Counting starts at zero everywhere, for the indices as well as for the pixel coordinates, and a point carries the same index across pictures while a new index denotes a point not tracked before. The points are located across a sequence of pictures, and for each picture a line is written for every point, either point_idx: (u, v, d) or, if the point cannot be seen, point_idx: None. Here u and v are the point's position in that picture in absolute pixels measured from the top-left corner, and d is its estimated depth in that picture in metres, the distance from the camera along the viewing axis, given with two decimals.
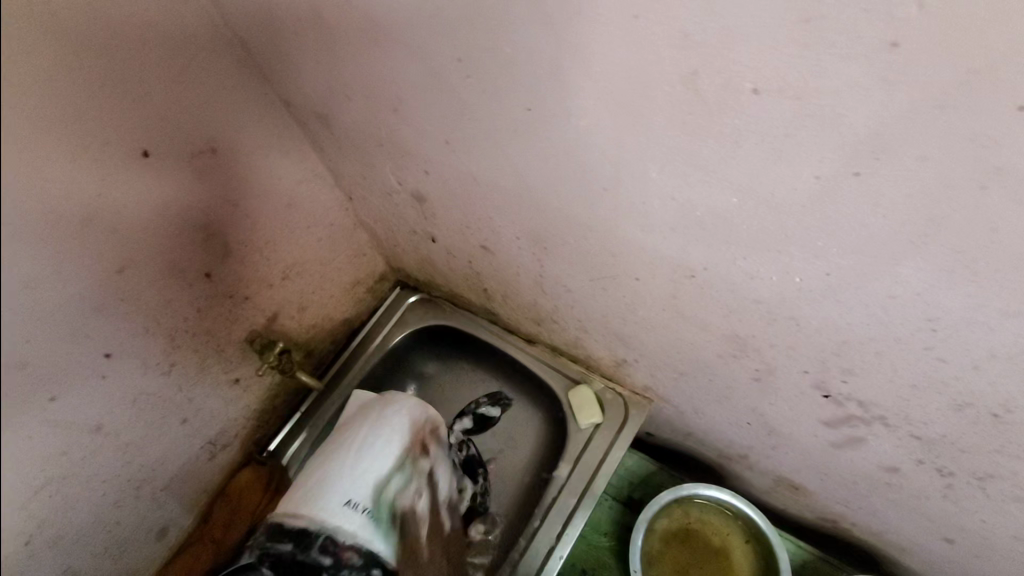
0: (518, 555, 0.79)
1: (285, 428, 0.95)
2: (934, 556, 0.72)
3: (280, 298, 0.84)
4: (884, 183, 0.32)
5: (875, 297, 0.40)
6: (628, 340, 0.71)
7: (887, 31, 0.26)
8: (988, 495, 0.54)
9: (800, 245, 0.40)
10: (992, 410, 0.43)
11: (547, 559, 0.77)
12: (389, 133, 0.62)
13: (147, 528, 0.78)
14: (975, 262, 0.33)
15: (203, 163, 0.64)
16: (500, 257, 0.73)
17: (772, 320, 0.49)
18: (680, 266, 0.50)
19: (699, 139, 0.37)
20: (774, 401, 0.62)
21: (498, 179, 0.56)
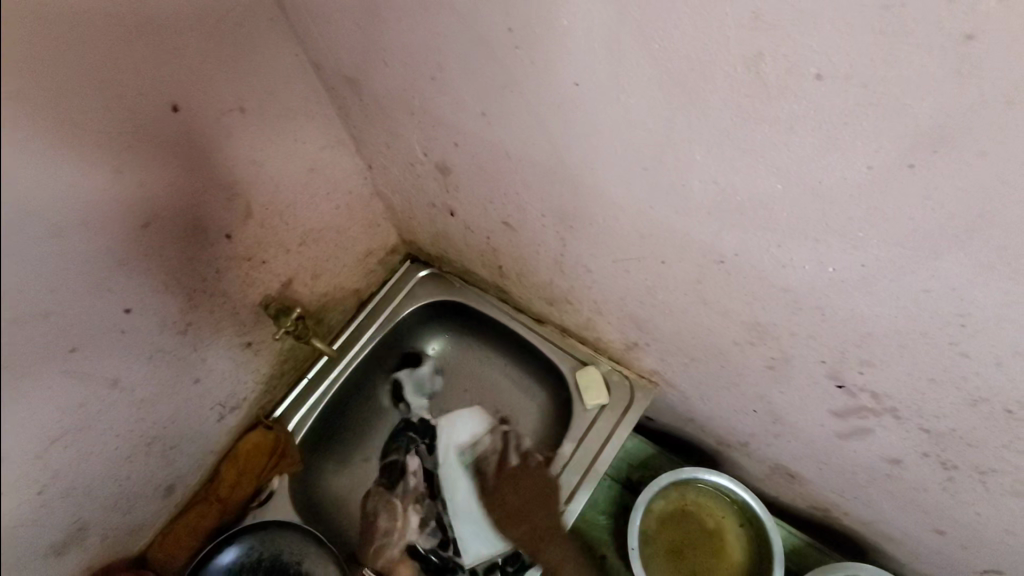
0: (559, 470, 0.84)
1: (292, 393, 0.96)
2: (922, 547, 0.75)
3: (297, 263, 0.84)
4: (938, 176, 0.33)
5: (906, 289, 0.41)
6: (644, 323, 0.72)
7: (967, 23, 0.26)
8: (988, 489, 0.56)
9: (838, 234, 0.40)
10: (1006, 407, 0.45)
11: (584, 479, 0.83)
12: (422, 102, 0.62)
13: (153, 484, 0.79)
14: (1017, 259, 0.34)
15: (230, 122, 0.63)
16: (520, 234, 0.74)
17: (796, 309, 0.50)
18: (710, 251, 0.51)
19: (754, 123, 0.37)
20: (785, 390, 0.64)
21: (532, 154, 0.56)
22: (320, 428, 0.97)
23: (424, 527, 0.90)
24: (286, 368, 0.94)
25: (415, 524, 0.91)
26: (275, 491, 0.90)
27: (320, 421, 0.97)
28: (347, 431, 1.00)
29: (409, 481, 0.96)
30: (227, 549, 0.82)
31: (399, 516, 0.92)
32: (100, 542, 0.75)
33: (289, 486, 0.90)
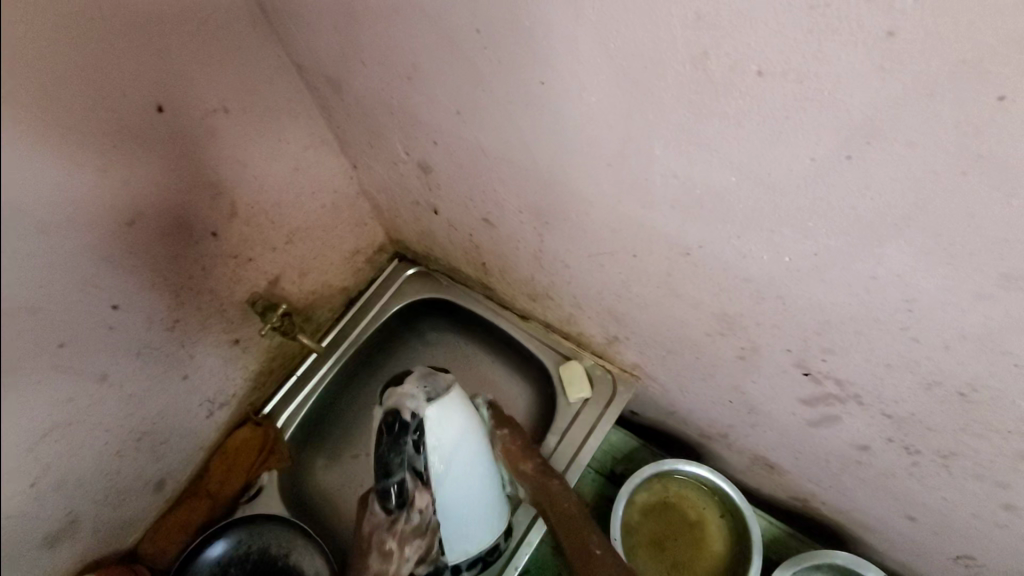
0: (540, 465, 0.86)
1: (281, 390, 0.98)
2: (896, 534, 0.76)
3: (283, 261, 0.85)
4: (874, 166, 0.34)
5: (857, 277, 0.43)
6: (621, 317, 0.74)
7: (886, 20, 0.28)
8: (951, 473, 0.57)
9: (790, 225, 0.42)
10: (959, 390, 0.46)
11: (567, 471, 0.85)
12: (401, 101, 0.64)
13: (143, 479, 0.81)
14: (952, 245, 0.35)
15: (214, 121, 0.65)
16: (500, 231, 0.75)
17: (759, 299, 0.52)
18: (676, 243, 0.53)
19: (705, 119, 0.39)
20: (756, 380, 0.65)
21: (507, 151, 0.58)
22: (308, 423, 0.99)
23: (423, 559, 0.75)
24: (274, 365, 0.96)
25: (411, 559, 0.74)
26: (264, 486, 0.92)
27: (308, 416, 0.98)
28: (334, 427, 1.02)
29: (411, 515, 0.73)
30: (217, 542, 0.83)
31: (395, 553, 0.73)
32: (92, 535, 0.77)
33: (277, 481, 0.93)
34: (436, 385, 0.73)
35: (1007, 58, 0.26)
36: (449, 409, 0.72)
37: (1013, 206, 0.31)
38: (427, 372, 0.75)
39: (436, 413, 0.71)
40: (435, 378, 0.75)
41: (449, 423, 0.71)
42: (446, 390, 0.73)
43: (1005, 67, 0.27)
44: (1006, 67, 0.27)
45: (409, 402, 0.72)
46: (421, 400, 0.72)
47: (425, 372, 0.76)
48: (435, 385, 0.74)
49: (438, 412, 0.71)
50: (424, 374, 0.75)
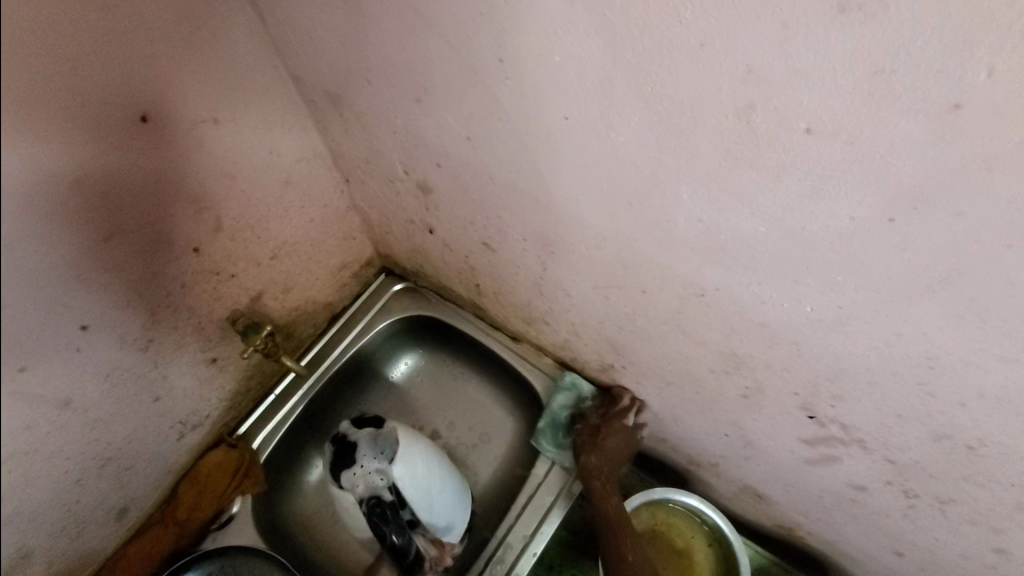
0: (528, 498, 0.85)
1: (257, 411, 0.93)
2: (880, 566, 0.78)
3: (267, 277, 0.81)
4: (917, 231, 0.34)
5: (881, 331, 0.42)
6: (621, 348, 0.73)
7: (954, 92, 0.27)
8: (947, 517, 0.58)
9: (817, 276, 0.41)
10: (969, 443, 0.46)
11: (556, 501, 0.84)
12: (406, 122, 0.61)
13: (105, 507, 0.75)
14: (985, 311, 0.35)
15: (203, 133, 0.61)
16: (500, 255, 0.73)
17: (773, 343, 0.51)
18: (691, 283, 0.52)
19: (739, 170, 0.38)
20: (757, 417, 0.65)
21: (516, 179, 0.56)
22: (285, 445, 0.94)
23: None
24: (252, 384, 0.91)
25: None
26: (236, 514, 0.87)
27: (286, 438, 0.94)
28: (314, 448, 0.98)
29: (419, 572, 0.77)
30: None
31: None
32: (46, 568, 0.71)
33: (251, 511, 0.88)
34: (386, 444, 0.77)
35: None
36: (411, 457, 0.77)
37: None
38: (373, 435, 0.77)
39: (401, 466, 0.75)
40: (383, 437, 0.77)
41: (417, 470, 0.76)
42: (395, 443, 0.77)
43: None
44: None
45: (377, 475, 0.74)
46: (385, 466, 0.75)
47: (368, 435, 0.77)
48: (384, 442, 0.77)
49: (406, 467, 0.75)
50: (369, 439, 0.77)
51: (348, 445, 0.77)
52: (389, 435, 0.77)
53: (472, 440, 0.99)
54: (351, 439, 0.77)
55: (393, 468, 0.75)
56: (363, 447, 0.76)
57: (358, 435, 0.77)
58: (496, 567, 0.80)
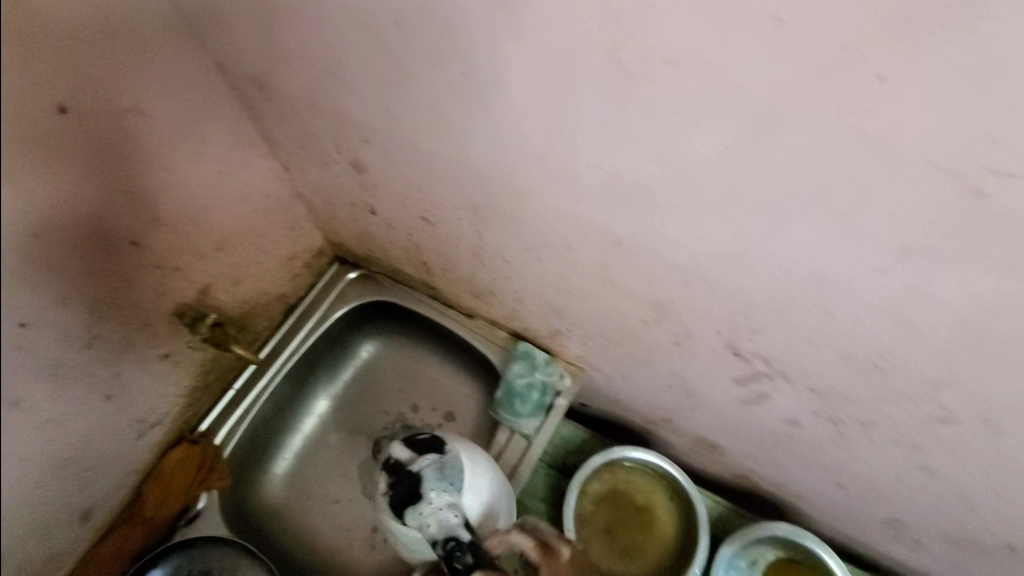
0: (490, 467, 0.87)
1: (218, 406, 0.93)
2: (827, 500, 0.81)
3: (214, 270, 0.81)
4: (777, 149, 0.36)
5: (773, 257, 0.45)
6: (563, 310, 0.75)
7: (774, 7, 0.30)
8: (872, 439, 0.61)
9: (708, 209, 0.44)
10: (871, 360, 0.49)
11: (518, 468, 0.86)
12: (328, 100, 0.63)
13: (70, 509, 0.75)
14: (855, 223, 0.38)
15: (128, 124, 0.61)
16: (439, 228, 0.75)
17: (688, 284, 0.54)
18: (607, 232, 0.54)
19: (621, 110, 0.40)
20: (693, 364, 0.68)
21: (436, 146, 0.58)
22: (249, 439, 0.94)
23: None
24: (210, 380, 0.91)
25: None
26: (204, 509, 0.88)
27: (250, 433, 0.95)
28: (280, 440, 0.99)
29: None
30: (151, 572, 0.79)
31: None
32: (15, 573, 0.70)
33: (218, 501, 0.89)
34: (453, 474, 0.66)
35: (884, 43, 0.29)
36: (477, 484, 0.68)
37: (925, 166, 0.32)
38: (439, 464, 0.66)
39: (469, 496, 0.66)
40: (449, 465, 0.67)
41: (484, 497, 0.69)
42: (461, 471, 0.68)
43: (882, 50, 0.29)
44: (882, 50, 0.29)
45: (453, 513, 0.63)
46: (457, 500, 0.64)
47: (433, 464, 0.66)
48: (450, 471, 0.67)
49: (478, 498, 0.67)
50: (435, 468, 0.66)
51: (412, 476, 0.65)
52: (455, 464, 0.67)
53: (436, 419, 1.00)
54: (414, 469, 0.66)
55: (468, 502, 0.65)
56: (433, 481, 0.65)
57: (420, 464, 0.66)
58: None
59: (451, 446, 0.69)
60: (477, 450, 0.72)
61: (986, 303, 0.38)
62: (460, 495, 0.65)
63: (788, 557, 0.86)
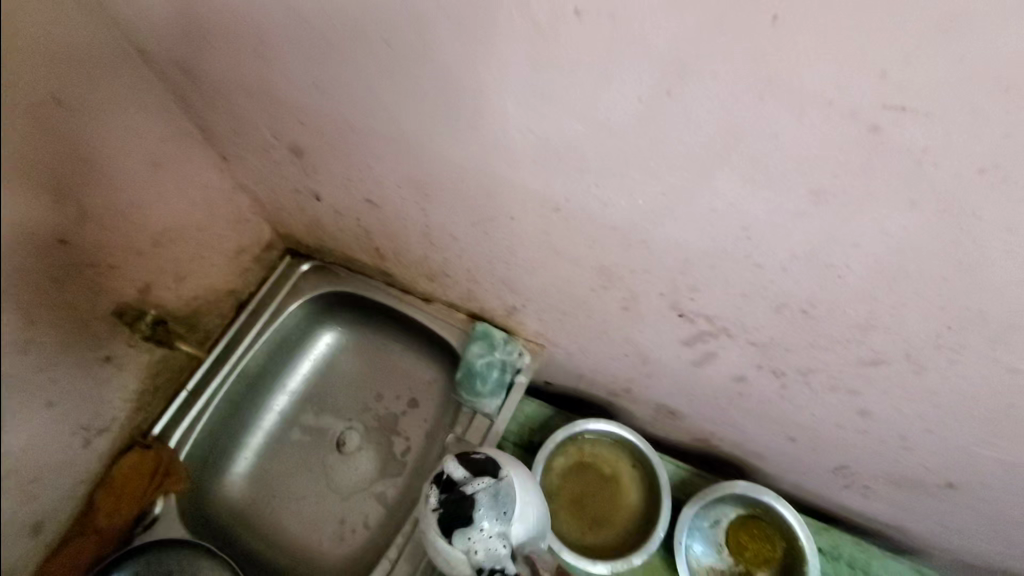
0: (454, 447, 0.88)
1: (171, 407, 0.90)
2: (781, 454, 0.84)
3: (152, 267, 0.79)
4: (688, 100, 0.38)
5: (701, 211, 0.46)
6: (515, 285, 0.75)
7: None
8: (813, 388, 0.63)
9: (636, 166, 0.45)
10: (802, 307, 0.51)
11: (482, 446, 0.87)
12: (259, 80, 0.62)
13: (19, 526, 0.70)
14: (769, 168, 0.39)
15: (47, 115, 0.57)
16: (385, 210, 0.74)
17: (628, 246, 0.55)
18: (545, 199, 0.54)
19: (541, 68, 0.41)
20: (644, 329, 0.69)
21: (370, 122, 0.58)
22: (207, 438, 0.92)
23: None
24: (159, 381, 0.88)
25: None
26: (160, 514, 0.85)
27: (207, 433, 0.92)
28: (240, 438, 0.97)
29: None
30: None
31: None
32: None
33: (177, 506, 0.86)
34: (507, 502, 0.64)
35: None
36: (528, 512, 0.66)
37: (827, 108, 0.34)
38: (495, 490, 0.63)
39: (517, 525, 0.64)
40: (505, 491, 0.64)
41: (531, 523, 0.66)
42: (514, 498, 0.65)
43: None
44: None
45: (498, 544, 0.62)
46: (504, 530, 0.63)
47: (488, 489, 0.63)
48: (504, 497, 0.64)
49: (526, 525, 0.65)
50: (489, 493, 0.63)
51: (465, 500, 0.62)
52: (511, 492, 0.64)
53: (399, 407, 0.99)
54: (467, 492, 0.63)
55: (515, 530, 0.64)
56: (490, 508, 0.63)
57: (476, 487, 0.63)
58: None
59: (506, 471, 0.65)
60: (524, 468, 0.70)
61: (896, 239, 0.40)
62: (510, 524, 0.64)
63: (747, 513, 0.89)
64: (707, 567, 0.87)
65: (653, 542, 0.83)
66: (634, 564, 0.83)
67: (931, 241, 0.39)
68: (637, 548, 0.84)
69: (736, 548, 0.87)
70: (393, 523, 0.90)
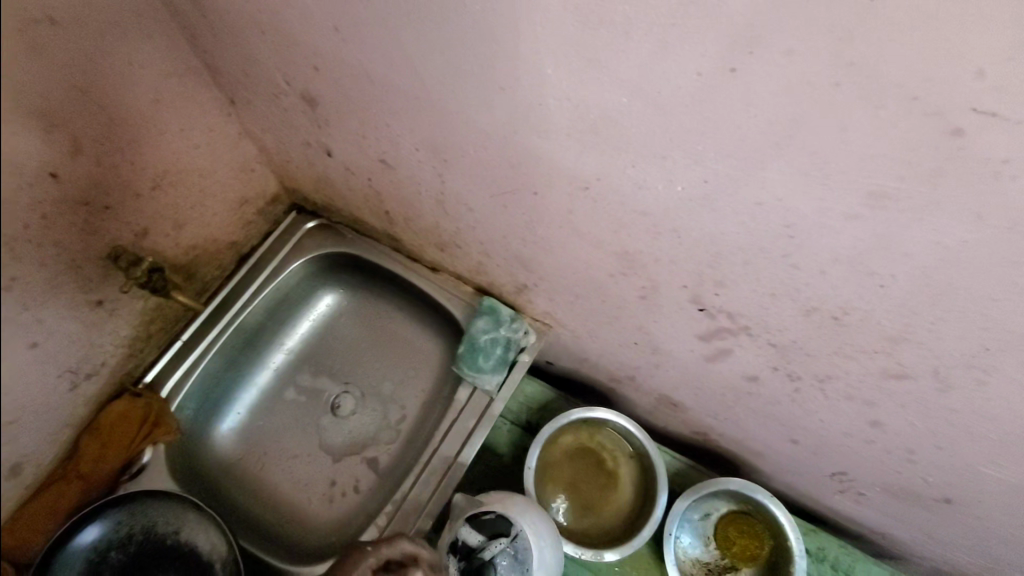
0: (451, 422, 0.86)
1: (165, 356, 0.88)
2: (780, 456, 0.83)
3: (148, 211, 0.75)
4: (754, 80, 0.34)
5: (743, 204, 0.43)
6: (528, 262, 0.72)
7: None
8: (827, 395, 0.61)
9: (681, 149, 0.42)
10: (833, 313, 0.48)
11: (479, 424, 0.85)
12: (274, 18, 0.58)
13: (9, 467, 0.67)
14: (830, 164, 0.36)
15: (39, 36, 0.53)
16: (399, 173, 0.71)
17: (656, 233, 0.52)
18: (574, 176, 0.51)
19: (592, 31, 0.38)
20: (658, 319, 0.66)
21: (392, 76, 0.54)
22: (200, 390, 0.90)
23: None
24: (153, 330, 0.86)
25: None
26: (148, 463, 0.83)
27: (200, 385, 0.90)
28: (233, 395, 0.95)
29: None
30: (88, 527, 0.75)
31: None
32: None
33: (164, 456, 0.85)
34: (525, 558, 0.69)
35: None
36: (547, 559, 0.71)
37: (909, 103, 0.31)
38: (511, 550, 0.69)
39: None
40: (521, 548, 0.70)
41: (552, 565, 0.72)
42: (531, 552, 0.70)
43: None
44: None
45: None
46: None
47: (505, 548, 0.69)
48: (522, 554, 0.70)
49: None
50: (506, 553, 0.69)
51: (485, 565, 0.68)
52: (527, 547, 0.70)
53: (396, 376, 0.97)
54: (486, 558, 0.69)
55: None
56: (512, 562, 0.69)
57: (493, 550, 0.69)
58: (419, 491, 0.82)
59: (519, 528, 0.70)
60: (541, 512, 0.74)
61: (952, 253, 0.37)
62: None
63: (738, 509, 0.88)
64: (692, 560, 0.88)
65: (637, 539, 0.82)
66: (611, 558, 0.82)
67: (993, 259, 0.36)
68: (614, 545, 0.83)
69: (723, 542, 0.87)
70: (383, 491, 0.88)
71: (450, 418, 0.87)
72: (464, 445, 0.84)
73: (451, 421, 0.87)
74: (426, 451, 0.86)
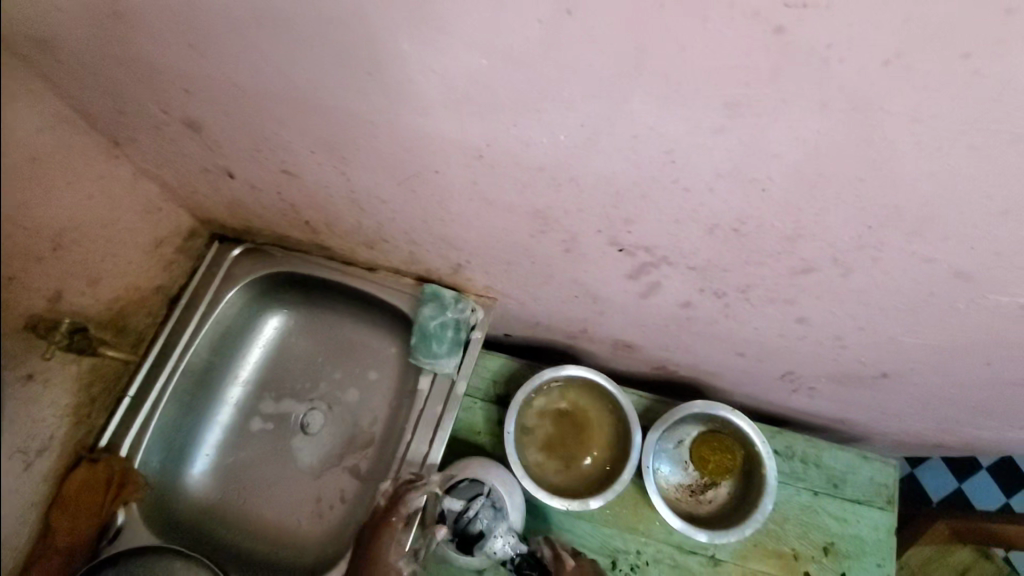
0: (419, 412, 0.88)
1: (116, 415, 0.86)
2: (733, 370, 0.88)
3: (58, 272, 0.72)
4: (592, 20, 0.36)
5: (623, 139, 0.45)
6: (454, 241, 0.73)
7: None
8: (752, 303, 0.65)
9: (551, 98, 0.43)
10: (732, 225, 0.51)
11: (446, 408, 0.87)
12: (134, 48, 0.56)
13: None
14: (681, 85, 0.38)
15: None
16: (305, 180, 0.70)
17: (557, 185, 0.53)
18: (465, 147, 0.52)
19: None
20: (588, 268, 0.68)
21: (267, 83, 0.54)
22: (161, 441, 0.89)
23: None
24: (95, 393, 0.83)
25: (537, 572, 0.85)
26: (124, 523, 0.83)
27: (161, 436, 0.89)
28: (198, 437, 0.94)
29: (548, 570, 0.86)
30: None
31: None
32: None
33: (139, 512, 0.84)
34: (502, 504, 0.81)
35: None
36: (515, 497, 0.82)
37: (729, 11, 0.33)
38: (490, 502, 0.80)
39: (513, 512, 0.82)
40: (496, 497, 0.81)
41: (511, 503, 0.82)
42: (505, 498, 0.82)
43: None
44: None
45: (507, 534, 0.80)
46: (508, 522, 0.81)
47: (485, 502, 0.80)
48: (498, 502, 0.81)
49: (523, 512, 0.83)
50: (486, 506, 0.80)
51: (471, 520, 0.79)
52: (501, 493, 0.81)
53: (358, 381, 0.98)
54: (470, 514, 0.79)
55: (516, 520, 0.82)
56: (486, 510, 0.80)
57: (474, 507, 0.79)
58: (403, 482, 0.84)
59: (490, 483, 0.81)
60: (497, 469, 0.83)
61: (810, 144, 0.40)
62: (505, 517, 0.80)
63: (708, 429, 0.93)
64: (675, 485, 0.92)
65: (619, 484, 0.86)
66: (591, 506, 0.85)
67: (848, 141, 0.39)
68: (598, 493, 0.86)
69: (699, 462, 0.91)
70: (369, 494, 0.89)
71: (418, 408, 0.88)
72: (436, 431, 0.87)
73: (419, 412, 0.88)
74: (400, 444, 0.88)
